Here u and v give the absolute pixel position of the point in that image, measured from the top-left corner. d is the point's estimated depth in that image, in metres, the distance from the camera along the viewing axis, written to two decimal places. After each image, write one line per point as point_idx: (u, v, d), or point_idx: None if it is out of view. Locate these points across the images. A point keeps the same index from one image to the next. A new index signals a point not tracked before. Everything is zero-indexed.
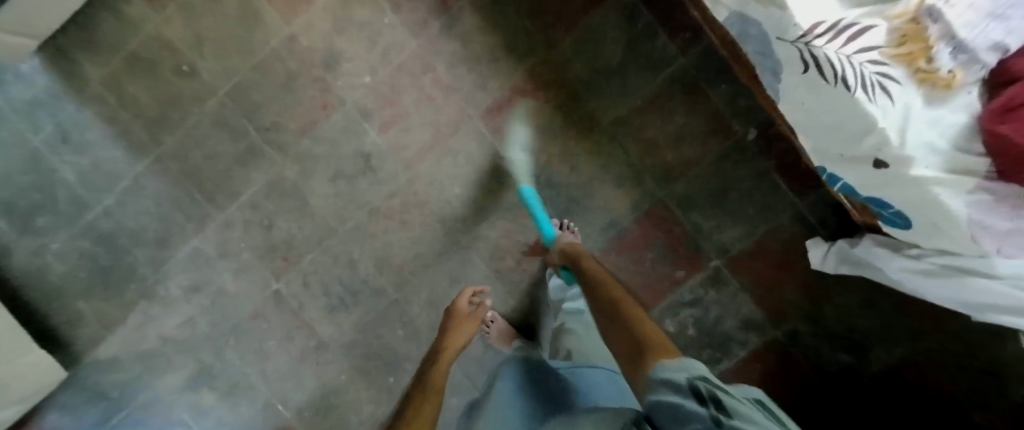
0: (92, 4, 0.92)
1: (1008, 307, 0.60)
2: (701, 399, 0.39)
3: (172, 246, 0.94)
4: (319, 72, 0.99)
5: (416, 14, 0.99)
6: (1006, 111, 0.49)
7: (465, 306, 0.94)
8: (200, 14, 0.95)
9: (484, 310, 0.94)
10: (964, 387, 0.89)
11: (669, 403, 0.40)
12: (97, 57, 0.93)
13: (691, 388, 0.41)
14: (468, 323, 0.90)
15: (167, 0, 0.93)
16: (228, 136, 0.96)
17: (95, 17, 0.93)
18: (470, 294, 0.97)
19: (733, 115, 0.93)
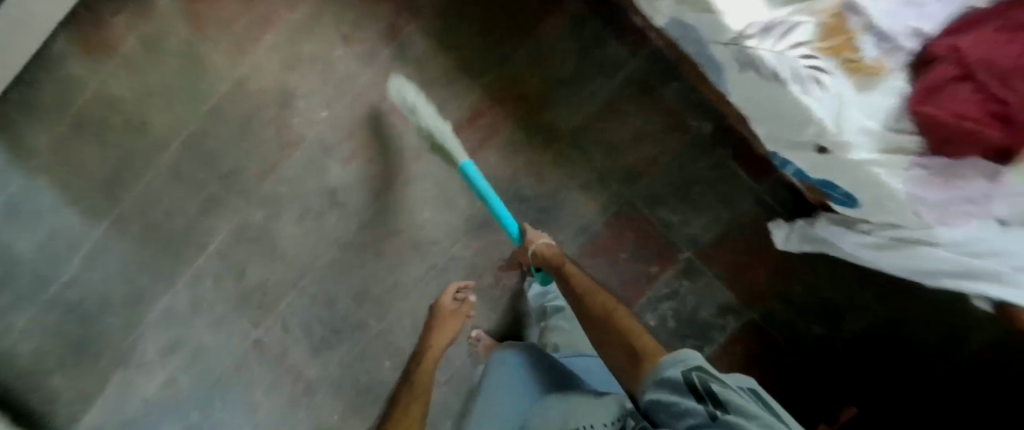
0: (28, 73, 0.92)
1: (950, 279, 0.55)
2: (698, 396, 0.43)
3: (145, 305, 0.95)
4: (265, 107, 0.93)
5: (365, 44, 0.92)
6: (930, 93, 0.50)
7: (449, 303, 0.92)
8: (145, 69, 0.92)
9: (468, 307, 0.92)
10: (931, 339, 0.86)
11: (668, 389, 0.46)
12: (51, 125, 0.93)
13: (688, 381, 0.45)
14: (452, 322, 0.90)
15: (109, 58, 0.92)
16: (187, 190, 0.94)
17: (32, 85, 0.92)
18: (453, 290, 0.93)
19: (688, 109, 0.91)
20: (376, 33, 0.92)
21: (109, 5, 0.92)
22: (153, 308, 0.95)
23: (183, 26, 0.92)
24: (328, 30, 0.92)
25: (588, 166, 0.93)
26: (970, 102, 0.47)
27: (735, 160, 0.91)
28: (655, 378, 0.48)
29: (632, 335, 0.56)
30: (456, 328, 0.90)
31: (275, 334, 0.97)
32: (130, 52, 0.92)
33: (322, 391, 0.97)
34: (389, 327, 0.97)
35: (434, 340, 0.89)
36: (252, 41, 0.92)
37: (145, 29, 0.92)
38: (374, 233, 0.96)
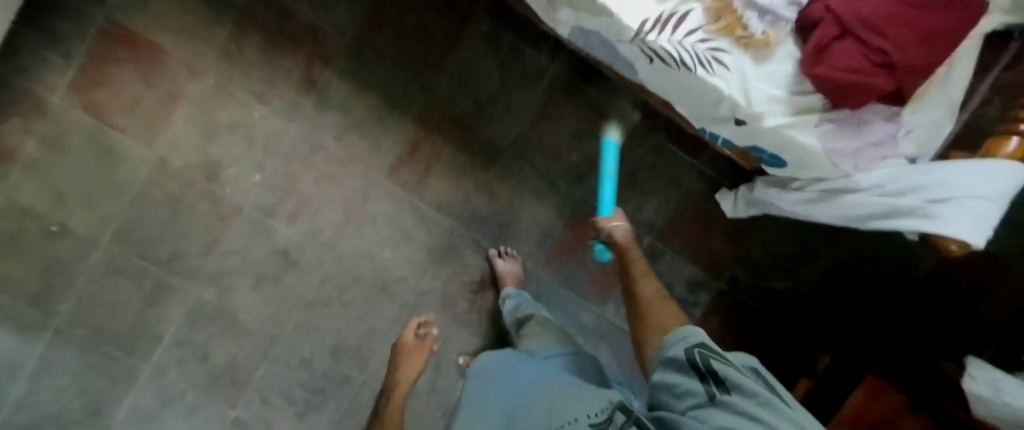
0: None
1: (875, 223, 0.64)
2: (701, 375, 0.42)
3: (108, 411, 0.90)
4: (195, 182, 0.89)
5: (285, 99, 0.90)
6: (819, 52, 0.54)
7: (412, 339, 0.89)
8: (50, 169, 0.84)
9: (432, 338, 0.91)
10: (883, 270, 0.94)
11: (673, 370, 0.44)
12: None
13: (691, 360, 0.44)
14: (416, 358, 0.88)
15: (8, 165, 0.83)
16: (129, 282, 0.89)
17: None
18: (415, 326, 0.91)
19: (616, 102, 0.93)
20: (294, 85, 0.90)
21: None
22: (118, 412, 0.90)
23: (84, 116, 0.85)
24: (243, 91, 0.89)
25: (535, 174, 0.95)
26: (856, 56, 0.52)
27: (671, 141, 0.94)
28: (661, 360, 0.47)
29: (659, 315, 0.53)
30: (421, 363, 0.88)
31: (255, 409, 0.94)
32: (31, 154, 0.84)
33: None
34: (372, 374, 0.96)
35: (400, 377, 0.86)
36: (164, 116, 0.87)
37: (40, 126, 0.83)
38: (336, 285, 0.94)
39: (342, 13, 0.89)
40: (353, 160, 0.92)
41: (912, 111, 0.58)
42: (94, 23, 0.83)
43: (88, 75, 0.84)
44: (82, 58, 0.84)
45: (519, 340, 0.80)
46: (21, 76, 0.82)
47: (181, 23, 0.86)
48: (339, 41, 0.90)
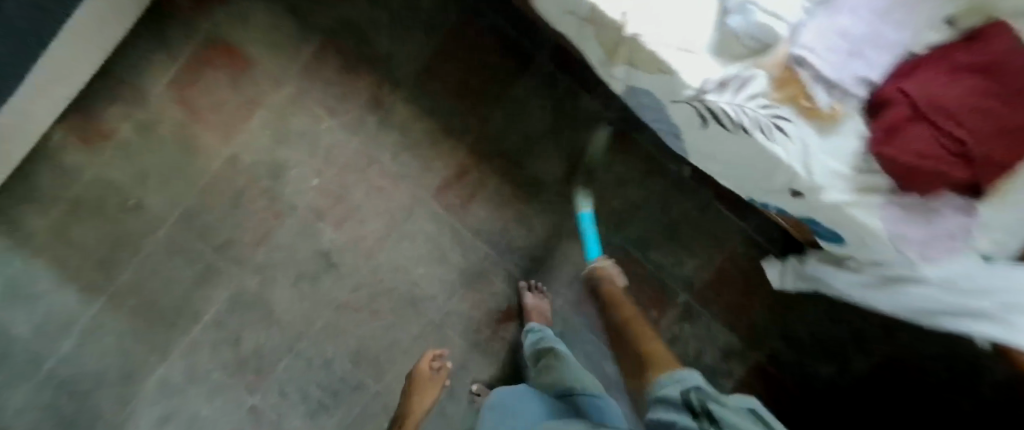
0: (28, 163, 0.92)
1: (940, 315, 0.60)
2: (695, 415, 0.41)
3: (139, 378, 0.95)
4: (258, 178, 0.95)
5: (352, 114, 0.96)
6: (891, 133, 0.54)
7: (427, 371, 0.90)
8: (139, 151, 0.94)
9: (446, 372, 0.91)
10: (946, 382, 0.89)
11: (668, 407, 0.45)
12: (41, 212, 0.93)
13: (686, 402, 0.44)
14: (427, 392, 0.89)
15: (105, 144, 0.94)
16: (183, 261, 0.95)
17: (32, 174, 0.93)
18: (431, 359, 0.92)
19: (665, 154, 0.94)
20: (361, 101, 0.96)
21: (103, 95, 0.93)
22: (148, 383, 0.95)
23: (176, 109, 0.95)
24: (315, 101, 0.96)
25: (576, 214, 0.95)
26: (928, 141, 0.53)
27: (719, 200, 0.93)
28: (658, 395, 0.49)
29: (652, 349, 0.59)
30: (434, 396, 0.90)
31: (271, 402, 0.96)
32: (127, 138, 0.94)
33: None
34: (387, 387, 0.97)
35: (413, 408, 0.88)
36: (243, 115, 0.95)
37: (138, 115, 0.94)
38: (367, 294, 0.97)
39: (416, 40, 0.95)
40: (403, 177, 0.96)
41: (990, 206, 0.57)
42: (202, 31, 0.95)
43: (188, 76, 0.95)
44: (185, 59, 0.95)
45: (536, 374, 0.78)
46: (136, 71, 0.94)
47: (274, 37, 0.95)
48: (408, 65, 0.95)
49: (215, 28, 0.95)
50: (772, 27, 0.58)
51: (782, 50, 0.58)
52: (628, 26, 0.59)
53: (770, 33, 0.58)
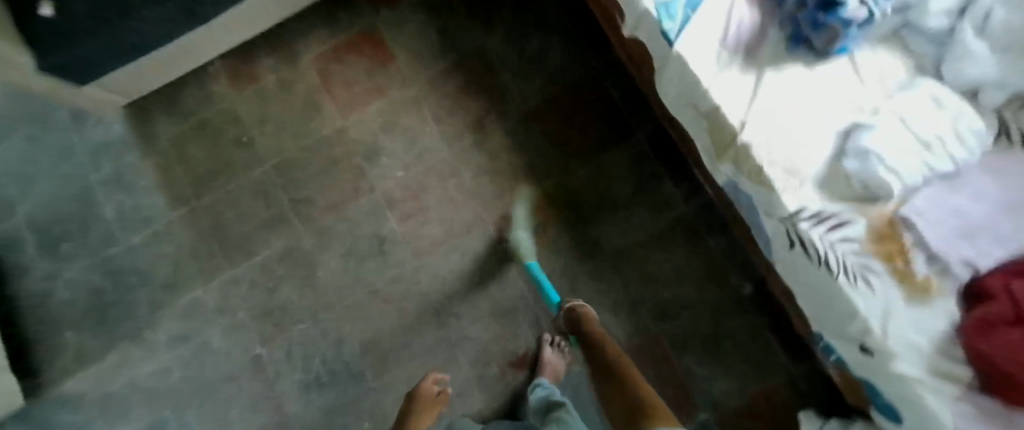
0: (181, 82, 1.08)
1: None
2: None
3: (179, 290, 1.03)
4: (352, 154, 1.04)
5: (455, 128, 1.02)
6: (984, 330, 0.53)
7: (430, 393, 0.90)
8: (270, 101, 1.07)
9: (446, 396, 0.91)
10: None
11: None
12: (176, 124, 1.08)
13: None
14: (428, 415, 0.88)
15: (249, 85, 1.07)
16: (263, 201, 1.04)
17: (180, 90, 1.09)
18: (432, 383, 0.91)
19: (732, 266, 0.92)
20: (467, 120, 1.02)
21: (264, 47, 1.08)
22: (185, 296, 1.03)
23: (314, 76, 1.07)
24: (427, 108, 1.03)
25: (623, 292, 0.94)
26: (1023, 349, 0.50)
27: (772, 331, 0.89)
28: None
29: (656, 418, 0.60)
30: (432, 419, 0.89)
31: (276, 356, 0.99)
32: (266, 86, 1.07)
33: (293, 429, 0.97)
34: (382, 387, 0.97)
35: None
36: (363, 99, 1.05)
37: (283, 71, 1.07)
38: (401, 291, 0.99)
39: (535, 86, 1.02)
40: (475, 198, 1.00)
41: None
42: (363, 20, 1.07)
43: (337, 53, 1.07)
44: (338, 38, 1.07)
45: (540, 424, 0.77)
46: (299, 36, 1.08)
47: (418, 44, 1.06)
48: (520, 105, 1.02)
49: (373, 22, 1.07)
50: (887, 181, 0.57)
51: (891, 206, 0.59)
52: (744, 132, 0.63)
53: (881, 186, 0.58)
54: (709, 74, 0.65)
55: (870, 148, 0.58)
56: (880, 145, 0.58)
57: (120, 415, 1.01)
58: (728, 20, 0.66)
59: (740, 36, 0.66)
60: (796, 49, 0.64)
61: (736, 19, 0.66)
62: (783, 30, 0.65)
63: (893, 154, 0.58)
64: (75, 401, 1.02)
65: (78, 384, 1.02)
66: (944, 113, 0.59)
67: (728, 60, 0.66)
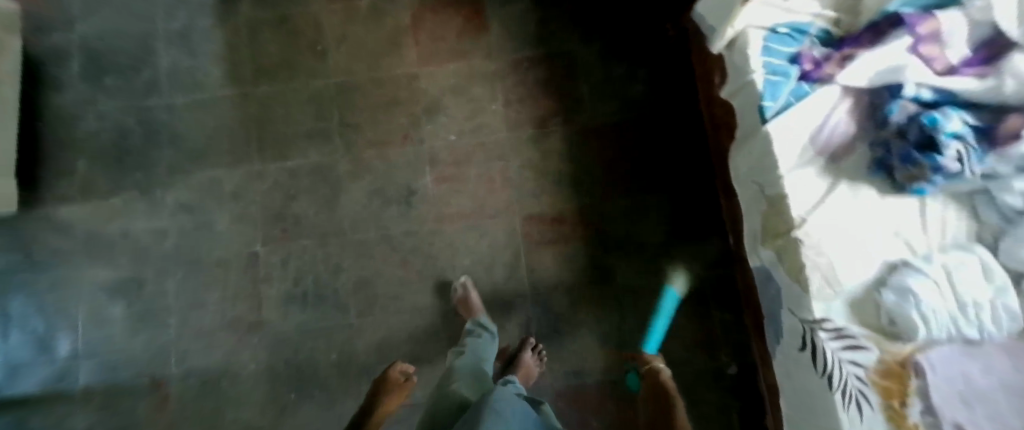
0: None
1: None
2: None
3: (201, 162, 1.03)
4: (415, 102, 1.04)
5: (519, 115, 1.03)
6: None
7: (396, 379, 0.85)
8: (356, 23, 1.08)
9: (413, 384, 0.86)
10: None
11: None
12: (260, 10, 1.09)
13: None
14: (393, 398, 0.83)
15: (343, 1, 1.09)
16: (313, 112, 1.04)
17: None
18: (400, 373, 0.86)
19: (726, 343, 0.94)
20: (533, 112, 1.03)
21: None
22: (205, 171, 1.03)
23: (406, 17, 1.08)
24: (501, 86, 1.04)
25: (617, 327, 0.95)
26: None
27: (739, 417, 0.91)
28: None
29: None
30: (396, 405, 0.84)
31: (271, 261, 0.99)
32: (358, 9, 1.08)
33: (262, 334, 0.97)
34: (359, 328, 0.97)
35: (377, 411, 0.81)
36: (443, 55, 1.06)
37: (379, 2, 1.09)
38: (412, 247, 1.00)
39: (608, 106, 1.02)
40: (512, 187, 1.01)
41: None
42: None
43: (436, 4, 1.09)
44: None
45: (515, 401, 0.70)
46: None
47: (513, 24, 1.06)
48: (587, 118, 1.02)
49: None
50: (916, 322, 0.60)
51: (908, 348, 0.62)
52: (800, 228, 0.66)
53: (909, 323, 0.61)
54: (788, 164, 0.68)
55: (913, 288, 0.60)
56: (924, 290, 0.60)
57: (100, 260, 1.00)
58: (826, 120, 0.67)
59: (831, 139, 0.67)
60: (878, 173, 0.65)
61: (834, 120, 0.67)
62: (872, 149, 0.66)
63: (932, 303, 0.60)
64: (64, 231, 1.01)
65: (72, 215, 1.02)
66: (989, 286, 0.60)
67: (811, 159, 0.67)
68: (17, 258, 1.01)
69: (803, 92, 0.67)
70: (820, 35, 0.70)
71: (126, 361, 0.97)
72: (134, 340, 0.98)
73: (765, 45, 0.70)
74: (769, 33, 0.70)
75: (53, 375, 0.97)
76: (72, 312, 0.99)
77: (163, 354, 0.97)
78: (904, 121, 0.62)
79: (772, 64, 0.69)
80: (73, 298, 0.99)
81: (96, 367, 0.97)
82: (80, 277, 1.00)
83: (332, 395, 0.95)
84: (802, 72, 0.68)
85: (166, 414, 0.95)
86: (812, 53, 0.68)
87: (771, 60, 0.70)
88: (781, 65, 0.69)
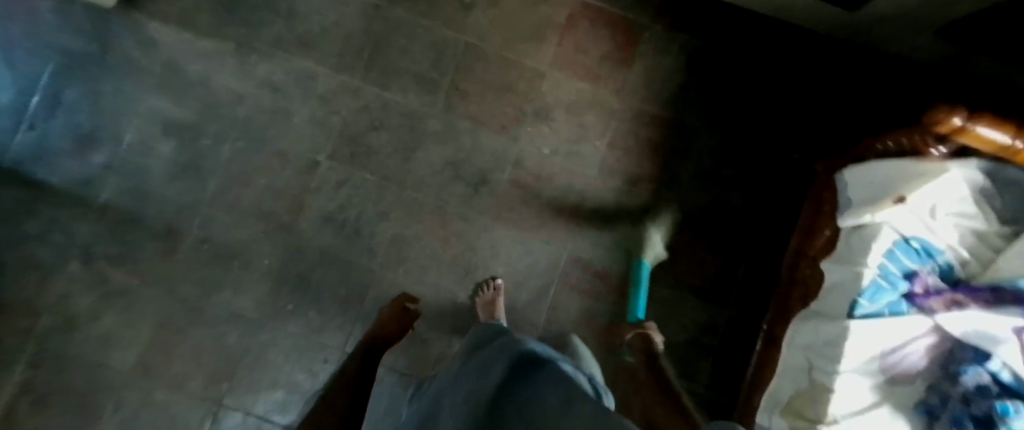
0: None
1: None
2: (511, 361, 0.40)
3: (306, 51, 1.00)
4: (529, 99, 1.02)
5: (616, 163, 1.02)
6: None
7: (396, 309, 0.84)
8: None
9: (417, 315, 0.85)
10: None
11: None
12: None
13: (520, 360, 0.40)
14: (392, 324, 0.81)
15: None
16: (432, 60, 1.01)
17: None
18: (402, 300, 0.86)
19: None
20: (629, 167, 1.02)
21: None
22: (306, 61, 0.99)
23: (562, 14, 1.04)
24: (614, 127, 1.02)
25: None
26: None
27: None
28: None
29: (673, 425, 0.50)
30: (398, 332, 0.81)
31: (327, 177, 0.98)
32: None
33: (288, 238, 0.97)
34: (376, 279, 0.98)
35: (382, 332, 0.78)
36: (578, 70, 1.03)
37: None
38: (466, 203, 1.00)
39: (698, 200, 1.01)
40: (575, 225, 1.01)
41: None
42: (637, 17, 1.04)
43: (596, 18, 1.04)
44: (607, 9, 1.04)
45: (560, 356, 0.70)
46: None
47: (655, 76, 1.03)
48: (674, 200, 1.01)
49: (644, 25, 1.04)
50: None
51: None
52: (828, 425, 0.68)
53: None
54: (849, 364, 0.69)
55: None
56: None
57: (171, 91, 0.98)
58: (901, 344, 0.70)
59: (897, 363, 0.69)
60: (920, 417, 0.68)
61: (908, 349, 0.69)
62: (926, 392, 0.68)
63: None
64: (148, 46, 0.98)
65: (162, 35, 0.98)
66: None
67: (870, 371, 0.70)
68: (90, 49, 0.97)
69: (899, 309, 0.69)
70: (944, 266, 0.71)
71: (153, 198, 0.96)
72: (169, 184, 0.97)
73: (891, 248, 0.70)
74: (902, 240, 0.71)
75: (79, 176, 0.96)
76: (123, 128, 0.97)
77: (190, 210, 0.97)
78: (971, 388, 0.66)
79: (888, 269, 0.70)
80: (130, 113, 0.97)
81: (123, 189, 0.96)
82: (145, 98, 0.97)
83: (324, 323, 0.97)
84: (910, 291, 0.70)
85: (169, 265, 0.96)
86: (927, 279, 0.70)
87: (889, 264, 0.70)
88: (896, 274, 0.70)
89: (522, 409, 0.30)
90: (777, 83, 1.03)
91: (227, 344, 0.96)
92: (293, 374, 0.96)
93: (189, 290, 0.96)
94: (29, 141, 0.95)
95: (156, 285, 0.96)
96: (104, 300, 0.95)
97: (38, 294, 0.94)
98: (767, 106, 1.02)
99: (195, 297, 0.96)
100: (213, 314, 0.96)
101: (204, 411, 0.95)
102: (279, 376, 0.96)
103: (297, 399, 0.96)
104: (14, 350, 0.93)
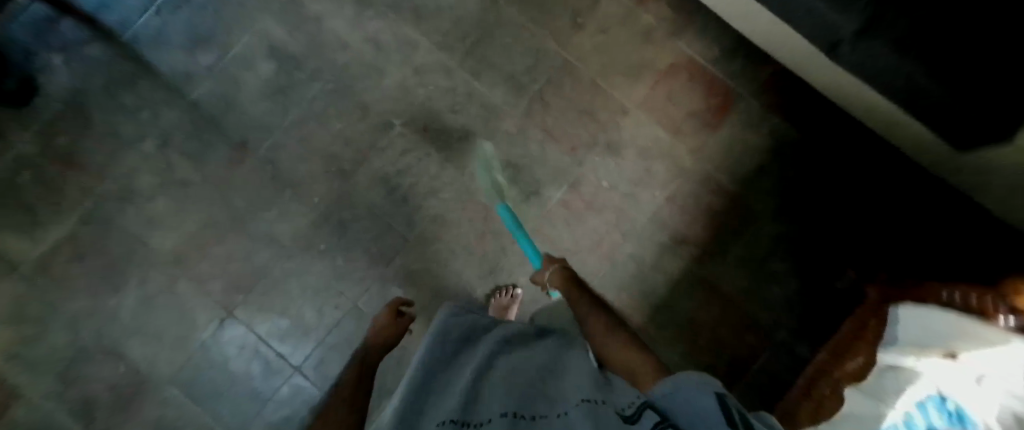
0: None
1: None
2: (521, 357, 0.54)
3: (416, 23, 1.04)
4: (606, 130, 1.03)
5: (668, 218, 1.01)
6: None
7: (389, 312, 0.82)
8: (625, 30, 1.04)
9: (410, 321, 0.82)
10: None
11: (652, 415, 0.32)
12: None
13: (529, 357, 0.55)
14: (387, 328, 0.78)
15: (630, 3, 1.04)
16: (528, 66, 1.03)
17: None
18: (394, 305, 0.85)
19: None
20: (680, 226, 1.01)
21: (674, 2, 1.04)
22: (413, 32, 1.04)
23: (665, 61, 1.04)
24: (678, 184, 1.02)
25: None
26: None
27: None
28: (576, 403, 0.36)
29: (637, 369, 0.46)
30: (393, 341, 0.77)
31: (394, 141, 1.02)
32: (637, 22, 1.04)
33: (341, 185, 1.02)
34: (406, 249, 1.01)
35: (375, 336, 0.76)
36: (662, 118, 1.03)
37: (659, 27, 1.04)
38: (513, 208, 1.02)
39: (738, 282, 1.00)
40: (608, 263, 1.01)
41: None
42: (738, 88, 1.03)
43: (697, 75, 1.04)
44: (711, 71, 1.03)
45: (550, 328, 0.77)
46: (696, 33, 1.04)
47: (735, 148, 1.02)
48: (714, 273, 1.00)
49: (741, 97, 1.03)
50: None
51: None
52: None
53: None
54: None
55: None
56: None
57: (286, 20, 1.04)
58: None
59: None
60: None
61: None
62: None
63: None
64: None
65: None
66: None
67: None
68: None
69: None
70: None
71: (237, 110, 1.03)
72: (255, 101, 1.03)
73: (923, 401, 0.63)
74: (937, 397, 0.62)
75: (182, 70, 1.03)
76: (233, 39, 1.03)
77: (265, 130, 1.02)
78: None
79: (911, 420, 0.62)
80: (244, 28, 1.04)
81: (215, 93, 1.03)
82: (261, 18, 1.04)
83: (346, 272, 1.01)
84: None
85: (230, 173, 1.02)
86: None
87: (915, 416, 0.62)
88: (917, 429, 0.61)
89: (541, 374, 0.47)
90: (856, 195, 1.00)
91: (255, 261, 1.01)
92: (303, 308, 1.00)
93: (239, 201, 1.02)
94: (152, 25, 1.04)
95: (213, 187, 1.02)
96: (164, 184, 1.02)
97: (112, 160, 1.02)
98: (838, 215, 1.00)
99: (243, 208, 1.01)
100: (252, 230, 1.01)
101: (215, 312, 1.00)
102: (291, 305, 1.00)
103: (299, 332, 1.00)
104: (76, 201, 1.01)
